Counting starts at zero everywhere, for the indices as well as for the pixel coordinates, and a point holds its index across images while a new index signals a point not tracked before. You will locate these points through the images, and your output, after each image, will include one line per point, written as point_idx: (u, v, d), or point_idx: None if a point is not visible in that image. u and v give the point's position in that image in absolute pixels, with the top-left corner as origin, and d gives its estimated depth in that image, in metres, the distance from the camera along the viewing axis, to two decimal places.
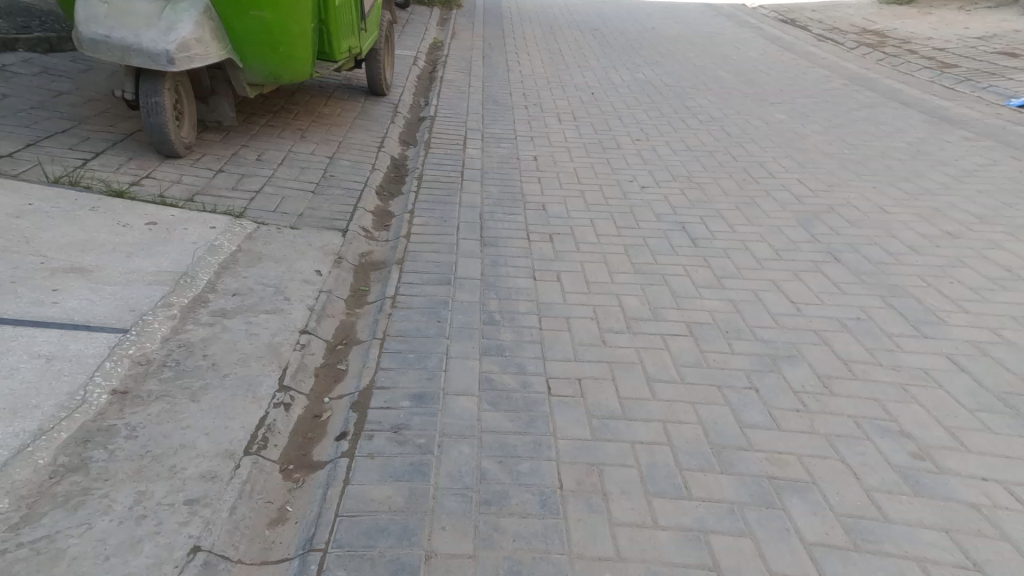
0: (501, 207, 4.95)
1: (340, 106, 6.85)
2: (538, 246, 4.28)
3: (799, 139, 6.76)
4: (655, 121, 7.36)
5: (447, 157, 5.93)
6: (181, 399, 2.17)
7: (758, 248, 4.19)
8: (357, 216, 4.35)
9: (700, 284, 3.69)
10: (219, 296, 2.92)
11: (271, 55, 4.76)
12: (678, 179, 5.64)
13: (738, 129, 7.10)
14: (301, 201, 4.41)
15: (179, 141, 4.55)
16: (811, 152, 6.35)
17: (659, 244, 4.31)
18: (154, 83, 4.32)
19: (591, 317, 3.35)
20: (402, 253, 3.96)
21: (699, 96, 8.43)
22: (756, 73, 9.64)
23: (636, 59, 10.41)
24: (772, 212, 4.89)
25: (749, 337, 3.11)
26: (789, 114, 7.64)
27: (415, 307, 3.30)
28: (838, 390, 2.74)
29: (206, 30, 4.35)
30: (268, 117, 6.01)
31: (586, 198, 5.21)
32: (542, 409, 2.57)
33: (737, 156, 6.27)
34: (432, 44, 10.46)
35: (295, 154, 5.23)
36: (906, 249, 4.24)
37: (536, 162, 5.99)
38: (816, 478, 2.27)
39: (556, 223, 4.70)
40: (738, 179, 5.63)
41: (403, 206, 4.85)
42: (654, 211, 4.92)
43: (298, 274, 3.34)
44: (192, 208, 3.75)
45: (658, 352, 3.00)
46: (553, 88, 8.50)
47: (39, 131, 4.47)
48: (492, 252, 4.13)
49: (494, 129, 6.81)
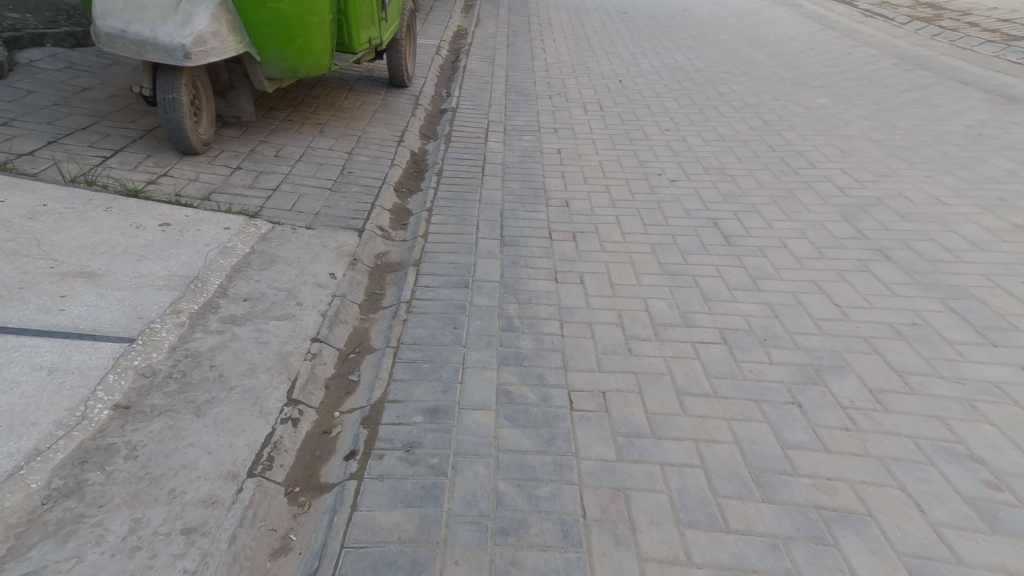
0: (522, 204, 4.78)
1: (360, 99, 6.75)
2: (559, 245, 4.11)
3: (843, 126, 6.43)
4: (685, 110, 7.06)
5: (468, 151, 5.77)
6: (185, 415, 2.08)
7: (797, 246, 3.93)
8: (374, 215, 4.24)
9: (734, 286, 3.46)
10: (230, 301, 2.82)
11: (288, 49, 4.66)
12: (711, 171, 5.37)
13: (775, 117, 6.78)
14: (317, 198, 4.31)
15: (196, 138, 4.47)
16: (856, 139, 6.05)
17: (689, 242, 4.08)
18: (171, 79, 4.22)
19: (615, 322, 3.17)
20: (419, 254, 3.83)
21: (733, 82, 8.08)
22: (793, 57, 9.21)
23: (667, 44, 10.05)
24: (812, 206, 4.60)
25: (789, 345, 2.87)
26: (832, 99, 7.33)
27: (430, 312, 3.17)
28: (893, 406, 2.48)
29: (223, 23, 4.25)
30: (288, 112, 5.93)
31: (611, 193, 5.00)
32: (563, 425, 2.40)
33: (775, 145, 5.98)
34: (455, 33, 10.29)
35: (314, 150, 5.14)
36: (969, 243, 3.99)
37: (559, 155, 5.79)
38: (873, 510, 2.04)
39: (579, 220, 4.52)
40: (775, 171, 5.33)
41: (421, 204, 4.72)
42: (683, 207, 4.69)
43: (311, 277, 3.23)
44: (207, 207, 3.66)
45: (688, 362, 2.79)
46: (579, 76, 8.26)
47: (61, 129, 4.46)
48: (512, 252, 3.97)
49: (517, 121, 6.63)
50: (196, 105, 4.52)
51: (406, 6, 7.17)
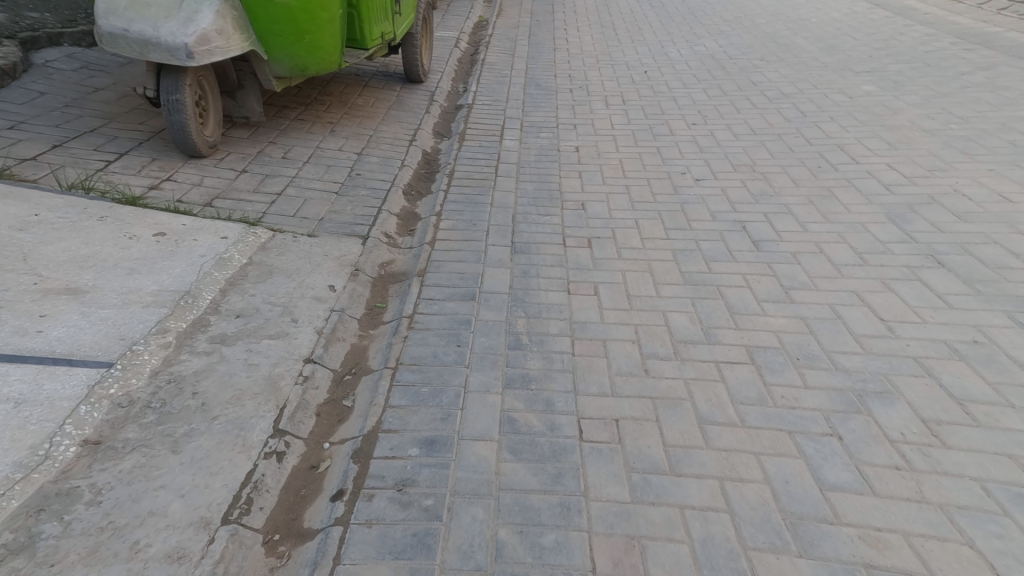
0: (537, 207, 4.56)
1: (374, 96, 6.58)
2: (575, 252, 3.88)
3: (892, 115, 6.12)
4: (714, 101, 6.73)
5: (482, 151, 5.56)
6: (159, 451, 1.98)
7: (835, 252, 3.62)
8: (380, 221, 4.06)
9: (762, 298, 3.18)
10: (223, 317, 2.66)
11: (298, 46, 4.51)
12: (741, 168, 5.06)
13: (812, 107, 6.41)
14: (323, 203, 4.15)
15: (202, 140, 4.33)
16: (906, 129, 5.74)
17: (714, 248, 3.81)
18: (175, 80, 4.07)
19: (632, 338, 2.94)
20: (425, 263, 3.65)
21: (767, 70, 7.68)
22: (831, 43, 8.73)
23: (697, 30, 9.66)
24: (851, 207, 4.27)
25: (827, 365, 2.57)
26: (878, 85, 6.98)
27: (432, 329, 2.99)
28: (953, 441, 2.18)
29: (228, 21, 4.08)
30: (299, 111, 5.79)
31: (631, 194, 4.74)
32: (572, 459, 2.17)
33: (812, 138, 5.63)
34: (476, 24, 10.07)
35: (322, 151, 4.98)
36: None
37: (577, 153, 5.54)
38: (935, 570, 1.77)
39: (597, 224, 4.28)
40: (811, 167, 5.00)
41: (430, 207, 4.53)
42: (709, 208, 4.40)
43: (309, 290, 3.07)
44: (208, 214, 3.50)
45: (711, 385, 2.53)
46: (602, 67, 7.96)
47: (67, 132, 4.37)
48: (523, 261, 3.76)
49: (535, 117, 6.39)
50: (202, 106, 4.37)
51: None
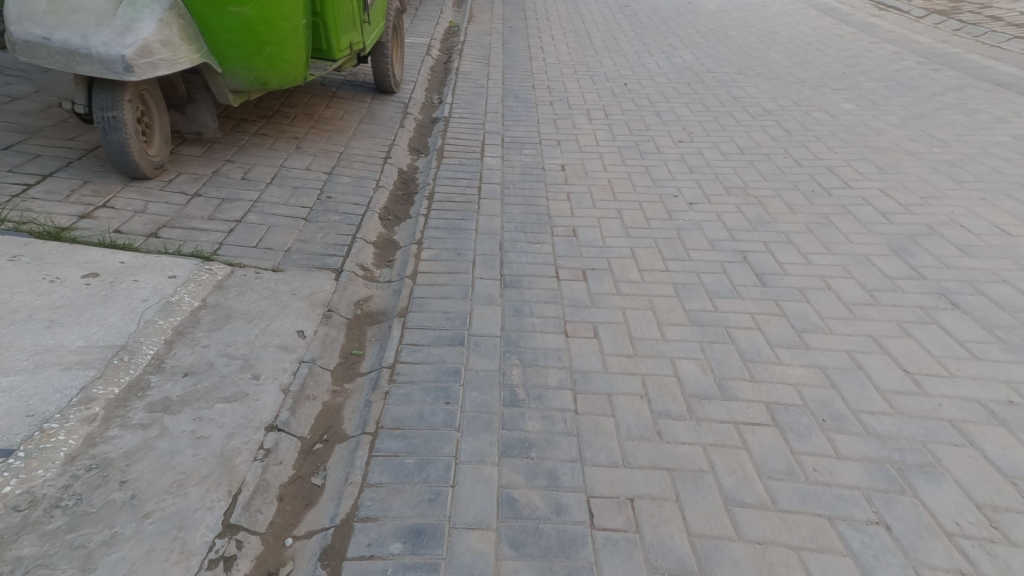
0: (526, 233, 4.27)
1: (343, 107, 6.24)
2: (570, 286, 3.59)
3: (875, 135, 6.03)
4: (698, 117, 6.56)
5: (463, 169, 5.25)
6: (66, 570, 1.62)
7: (845, 287, 3.40)
8: (355, 251, 3.72)
9: (775, 342, 2.92)
10: (166, 376, 2.33)
11: (258, 58, 4.15)
12: (732, 192, 4.87)
13: (797, 126, 6.30)
14: (291, 231, 3.79)
15: (145, 160, 3.92)
16: (893, 151, 5.65)
17: (717, 282, 3.55)
18: (111, 95, 3.66)
19: (639, 392, 2.65)
20: (405, 302, 3.33)
21: (747, 85, 7.58)
22: (805, 58, 8.72)
23: (672, 41, 9.56)
24: (852, 236, 4.08)
25: (859, 430, 2.33)
26: (857, 104, 6.94)
27: (416, 382, 2.67)
28: (1016, 534, 1.95)
29: (174, 31, 3.70)
30: (261, 125, 5.40)
31: (623, 219, 4.49)
32: (583, 555, 1.89)
33: (802, 159, 5.48)
34: (448, 29, 9.80)
35: (288, 170, 4.61)
36: None
37: (563, 172, 5.27)
38: None
39: (590, 253, 4.00)
40: (804, 191, 4.82)
41: (409, 234, 4.20)
42: (706, 236, 4.16)
43: (274, 338, 2.75)
44: (150, 250, 3.14)
45: (734, 453, 2.25)
46: (581, 78, 7.76)
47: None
48: (513, 297, 3.47)
49: (516, 131, 6.12)
50: (145, 123, 3.97)
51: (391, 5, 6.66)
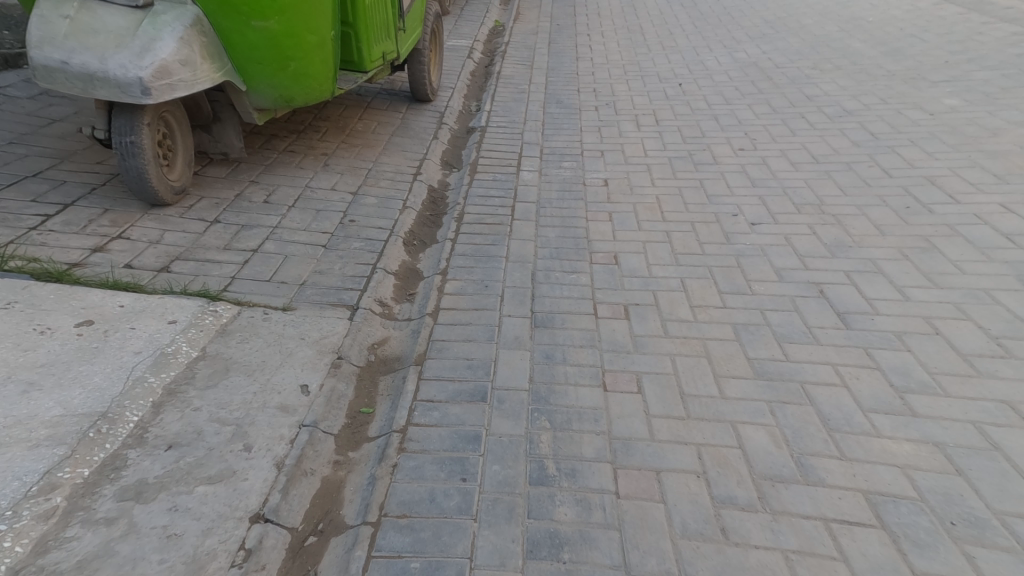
0: (561, 261, 3.88)
1: (376, 119, 6.00)
2: (608, 326, 3.24)
3: (990, 136, 5.32)
4: (762, 119, 6.00)
5: (496, 186, 4.88)
6: None
7: (959, 333, 2.95)
8: (374, 284, 3.40)
9: (867, 406, 2.46)
10: (147, 449, 2.08)
11: (282, 75, 3.92)
12: (804, 209, 4.32)
13: (885, 126, 5.64)
14: (309, 260, 3.49)
15: (164, 186, 3.72)
16: (1014, 156, 4.94)
17: (786, 323, 3.14)
18: (129, 119, 3.46)
19: (695, 469, 2.21)
20: (423, 347, 2.99)
21: (822, 81, 6.91)
22: (896, 46, 7.91)
23: (736, 34, 8.93)
24: (962, 264, 3.58)
25: (1008, 544, 1.91)
26: (964, 98, 6.19)
27: (429, 452, 2.31)
28: None
29: (195, 50, 3.49)
30: (291, 141, 5.21)
31: (673, 243, 4.03)
32: None
33: (900, 166, 4.88)
34: (492, 30, 9.55)
35: (312, 192, 4.35)
36: None
37: (605, 189, 4.82)
38: None
39: (635, 285, 3.60)
40: (896, 208, 4.24)
41: (434, 263, 3.87)
42: (772, 264, 3.70)
43: (275, 396, 2.42)
44: (158, 290, 2.89)
45: (828, 566, 1.87)
46: (631, 80, 7.30)
47: (3, 178, 3.82)
48: (544, 340, 3.11)
49: (557, 141, 5.72)
50: (166, 146, 3.78)
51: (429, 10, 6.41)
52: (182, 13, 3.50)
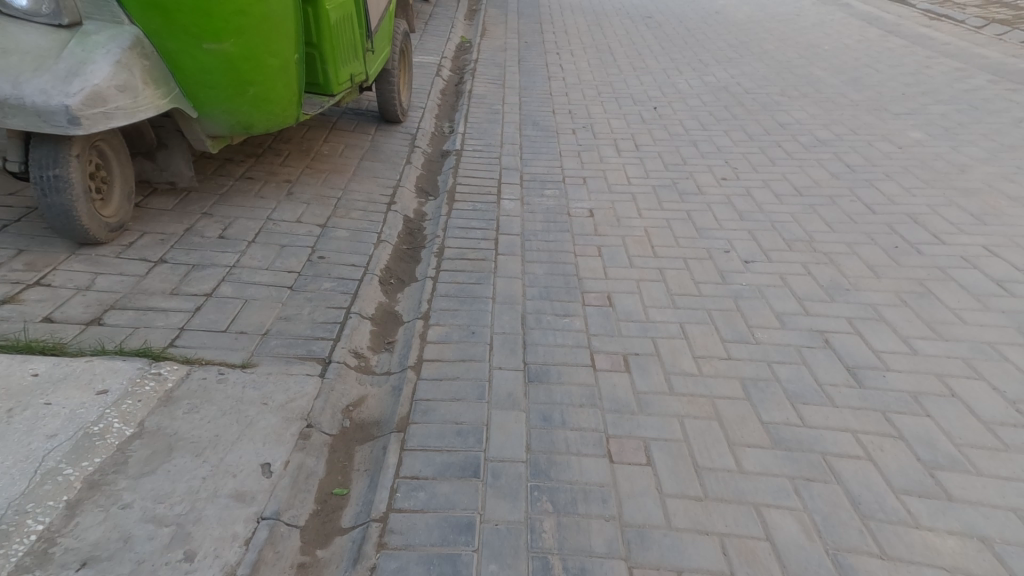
0: (552, 301, 3.61)
1: (343, 140, 5.70)
2: (607, 380, 2.97)
3: (960, 172, 5.33)
4: (740, 147, 5.90)
5: (477, 217, 4.60)
6: None
7: (975, 396, 2.77)
8: (348, 332, 3.13)
9: (898, 486, 2.29)
10: (52, 570, 1.72)
11: (240, 100, 3.78)
12: (796, 246, 4.15)
13: (860, 158, 5.61)
14: (272, 306, 3.24)
15: (98, 222, 3.39)
16: (987, 196, 4.90)
17: (796, 378, 2.89)
18: (53, 150, 3.14)
19: (721, 570, 2.00)
20: (406, 409, 2.66)
21: (793, 108, 6.90)
22: (854, 76, 8.04)
23: (704, 57, 8.95)
24: (962, 312, 3.42)
25: None
26: (928, 132, 6.23)
27: (414, 548, 2.01)
28: None
29: (135, 74, 3.26)
30: (248, 166, 4.89)
31: (667, 282, 3.80)
32: None
33: (876, 203, 4.76)
34: (460, 45, 9.38)
35: (274, 224, 4.09)
36: None
37: (592, 219, 4.59)
38: None
39: (628, 331, 3.35)
40: (886, 248, 4.11)
41: (414, 305, 3.56)
42: (772, 307, 3.49)
43: (229, 481, 2.07)
44: (84, 351, 2.48)
45: None
46: (605, 101, 7.18)
47: None
48: (540, 399, 2.82)
49: (537, 166, 5.49)
50: (100, 177, 3.46)
51: (398, 28, 6.19)
52: (118, 34, 3.29)
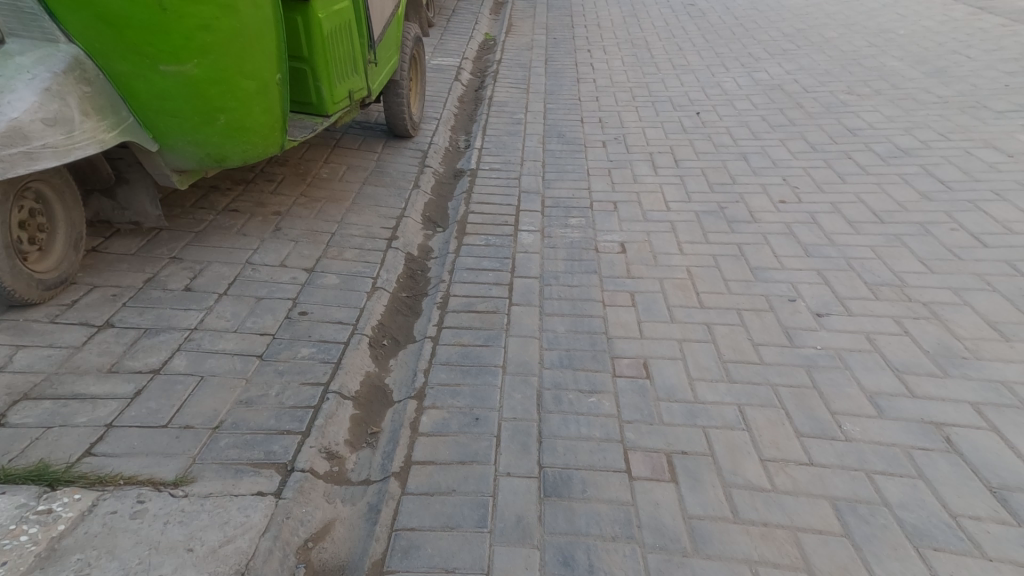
0: (575, 372, 2.90)
1: (344, 161, 5.13)
2: (649, 494, 2.26)
3: None
4: (802, 159, 5.10)
5: (490, 254, 3.93)
6: None
7: None
8: (322, 423, 2.50)
9: None
10: None
11: (210, 131, 3.18)
12: (883, 292, 3.35)
13: (958, 171, 4.74)
14: (230, 385, 2.64)
15: (31, 281, 2.89)
16: None
17: (916, 504, 2.19)
18: None
19: None
20: (381, 549, 2.04)
21: (863, 109, 6.03)
22: (939, 65, 7.08)
23: (754, 49, 8.09)
24: None
25: None
26: None
27: None
28: None
29: (71, 104, 2.73)
30: (235, 195, 4.35)
31: (719, 342, 3.06)
32: None
33: (991, 229, 3.93)
34: (482, 44, 8.77)
35: (253, 270, 3.51)
36: None
37: (624, 255, 3.88)
38: None
39: (679, 416, 2.62)
40: (1010, 296, 3.29)
41: (407, 377, 2.91)
42: (860, 384, 2.73)
43: None
44: None
45: None
46: (643, 106, 6.44)
47: None
48: (559, 528, 2.12)
49: (562, 188, 4.79)
50: (36, 225, 2.97)
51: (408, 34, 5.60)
52: (51, 55, 2.74)
